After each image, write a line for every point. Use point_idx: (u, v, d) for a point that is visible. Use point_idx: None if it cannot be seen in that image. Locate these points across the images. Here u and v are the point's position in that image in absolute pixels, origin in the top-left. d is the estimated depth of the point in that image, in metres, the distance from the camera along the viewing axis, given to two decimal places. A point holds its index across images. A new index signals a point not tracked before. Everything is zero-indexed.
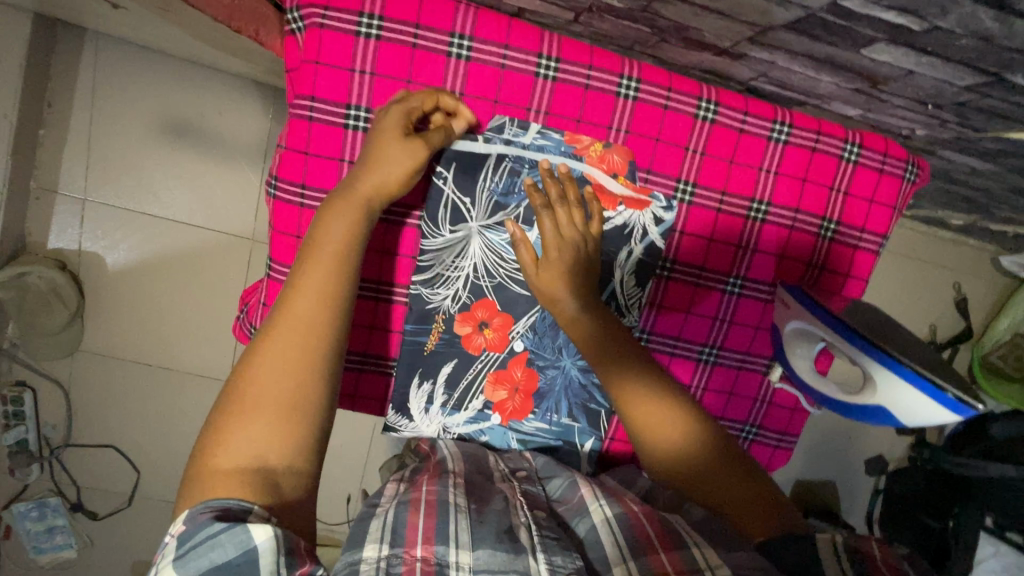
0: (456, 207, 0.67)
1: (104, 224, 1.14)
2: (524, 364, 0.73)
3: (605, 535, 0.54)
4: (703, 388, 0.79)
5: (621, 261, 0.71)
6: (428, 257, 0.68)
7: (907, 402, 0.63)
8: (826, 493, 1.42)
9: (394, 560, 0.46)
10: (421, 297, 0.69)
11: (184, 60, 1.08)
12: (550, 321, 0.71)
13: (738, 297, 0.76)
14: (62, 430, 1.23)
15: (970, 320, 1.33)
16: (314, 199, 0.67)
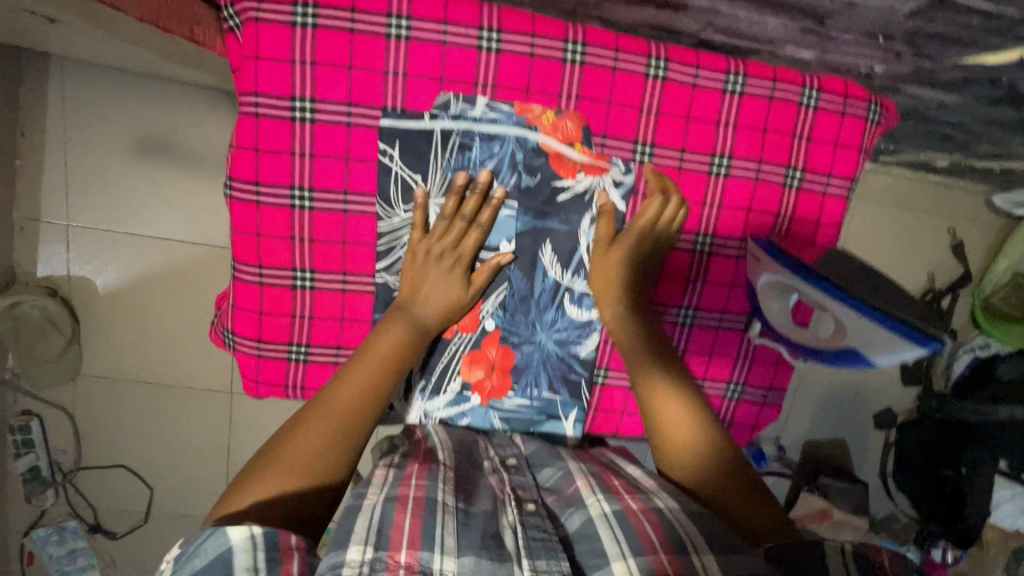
0: (409, 185, 0.68)
1: (89, 248, 1.15)
2: (498, 342, 0.74)
3: (601, 528, 0.54)
4: (682, 351, 0.79)
5: (584, 228, 0.73)
6: (384, 241, 0.70)
7: (879, 343, 0.67)
8: (837, 452, 1.41)
9: (377, 564, 0.46)
10: (387, 284, 0.71)
11: (143, 75, 1.07)
12: (518, 296, 0.74)
13: (708, 256, 0.76)
14: (72, 454, 1.25)
15: (967, 263, 1.30)
16: (271, 195, 0.68)
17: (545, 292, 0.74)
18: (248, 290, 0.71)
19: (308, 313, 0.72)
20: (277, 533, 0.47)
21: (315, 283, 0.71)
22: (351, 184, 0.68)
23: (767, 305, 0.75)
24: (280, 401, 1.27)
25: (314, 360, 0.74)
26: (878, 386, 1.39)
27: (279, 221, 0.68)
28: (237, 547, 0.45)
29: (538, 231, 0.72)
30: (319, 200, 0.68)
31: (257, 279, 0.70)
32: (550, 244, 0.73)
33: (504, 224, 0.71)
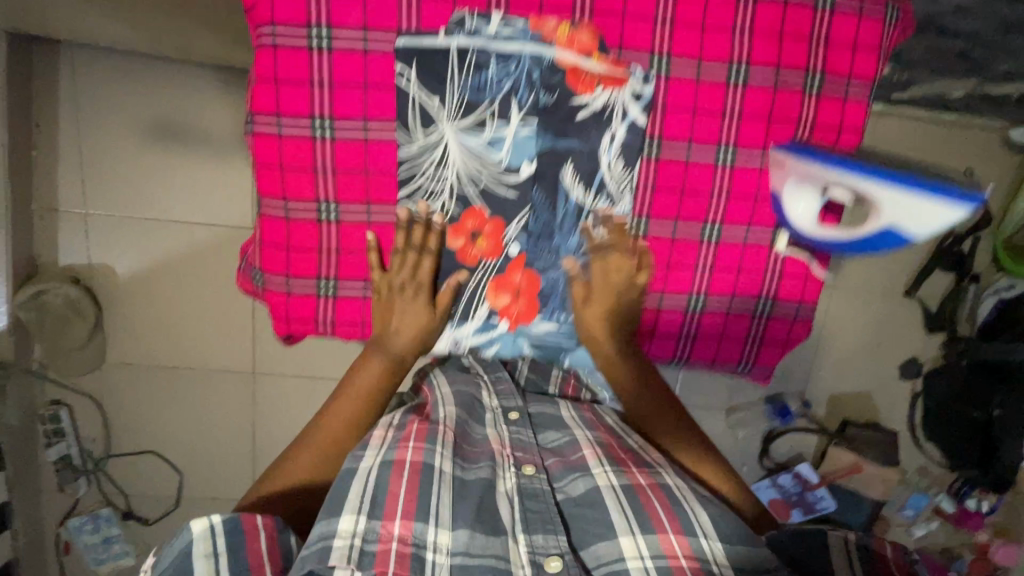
0: (430, 112, 0.76)
1: (106, 235, 1.16)
2: (522, 268, 0.84)
3: (611, 500, 0.67)
4: (709, 268, 0.85)
5: (604, 147, 0.80)
6: (405, 167, 0.77)
7: (917, 214, 0.74)
8: (860, 405, 1.40)
9: (370, 534, 0.60)
10: (412, 209, 0.79)
11: (145, 56, 1.08)
12: (542, 221, 0.82)
13: (732, 168, 0.82)
14: (102, 442, 1.27)
15: (988, 203, 1.27)
16: (294, 130, 0.75)
17: (567, 215, 0.82)
18: (275, 225, 0.78)
19: (338, 244, 0.80)
20: (238, 519, 0.61)
21: (340, 214, 0.79)
22: (372, 114, 0.75)
23: (795, 207, 0.81)
24: (302, 380, 1.28)
25: (346, 291, 0.83)
26: (903, 336, 1.37)
27: (302, 149, 0.76)
28: (198, 535, 0.59)
29: (556, 152, 0.80)
30: (340, 130, 0.75)
31: (282, 212, 0.78)
32: (571, 163, 0.80)
33: (524, 145, 0.79)
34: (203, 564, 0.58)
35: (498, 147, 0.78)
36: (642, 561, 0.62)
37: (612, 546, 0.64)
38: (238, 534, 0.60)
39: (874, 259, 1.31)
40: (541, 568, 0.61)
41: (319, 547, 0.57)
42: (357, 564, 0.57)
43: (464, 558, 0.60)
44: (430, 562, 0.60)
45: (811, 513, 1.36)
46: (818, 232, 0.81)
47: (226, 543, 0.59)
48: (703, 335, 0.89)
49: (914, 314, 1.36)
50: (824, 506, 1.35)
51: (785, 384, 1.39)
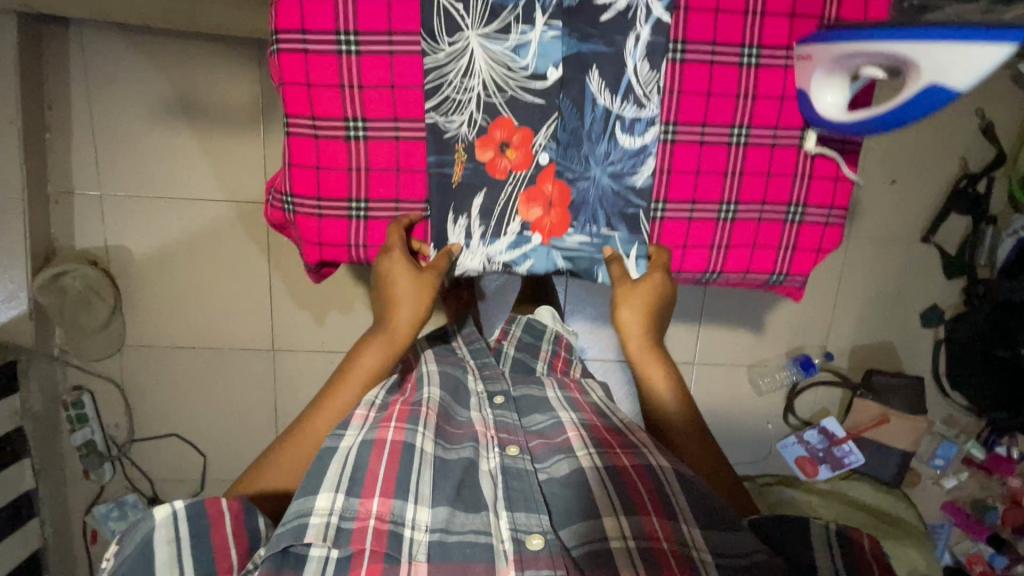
0: (449, 17, 0.61)
1: (122, 215, 1.16)
2: (554, 177, 0.66)
3: (594, 481, 0.64)
4: (739, 173, 0.66)
5: (629, 49, 0.63)
6: (431, 79, 0.62)
7: (957, 62, 0.48)
8: (882, 354, 1.40)
9: (347, 511, 0.58)
10: (436, 126, 0.63)
11: (155, 34, 1.09)
12: (570, 128, 0.65)
13: (756, 69, 0.64)
14: (125, 427, 1.27)
15: (1000, 143, 1.27)
16: (317, 43, 0.60)
17: (596, 121, 0.65)
18: (303, 145, 0.63)
19: (362, 163, 0.64)
20: (203, 504, 0.57)
21: (369, 134, 0.63)
22: (395, 23, 0.60)
23: (822, 99, 0.61)
24: (321, 355, 1.28)
25: (375, 218, 0.66)
26: (921, 282, 1.36)
27: (327, 68, 0.61)
28: (160, 523, 0.55)
29: (582, 57, 0.63)
30: (365, 43, 0.60)
31: (310, 132, 0.62)
32: (597, 70, 0.63)
33: (550, 48, 0.63)
34: (166, 551, 0.54)
35: (522, 53, 0.62)
36: (624, 542, 0.59)
37: (595, 527, 0.60)
38: (204, 520, 0.56)
39: (888, 205, 1.31)
40: (522, 545, 0.58)
41: (294, 526, 0.55)
42: (333, 540, 0.56)
43: (443, 534, 0.59)
44: (408, 538, 0.58)
45: (840, 468, 1.37)
46: (849, 120, 0.59)
47: (190, 530, 0.55)
48: (737, 252, 0.69)
49: (932, 259, 1.35)
50: (852, 461, 1.36)
51: (806, 338, 1.38)
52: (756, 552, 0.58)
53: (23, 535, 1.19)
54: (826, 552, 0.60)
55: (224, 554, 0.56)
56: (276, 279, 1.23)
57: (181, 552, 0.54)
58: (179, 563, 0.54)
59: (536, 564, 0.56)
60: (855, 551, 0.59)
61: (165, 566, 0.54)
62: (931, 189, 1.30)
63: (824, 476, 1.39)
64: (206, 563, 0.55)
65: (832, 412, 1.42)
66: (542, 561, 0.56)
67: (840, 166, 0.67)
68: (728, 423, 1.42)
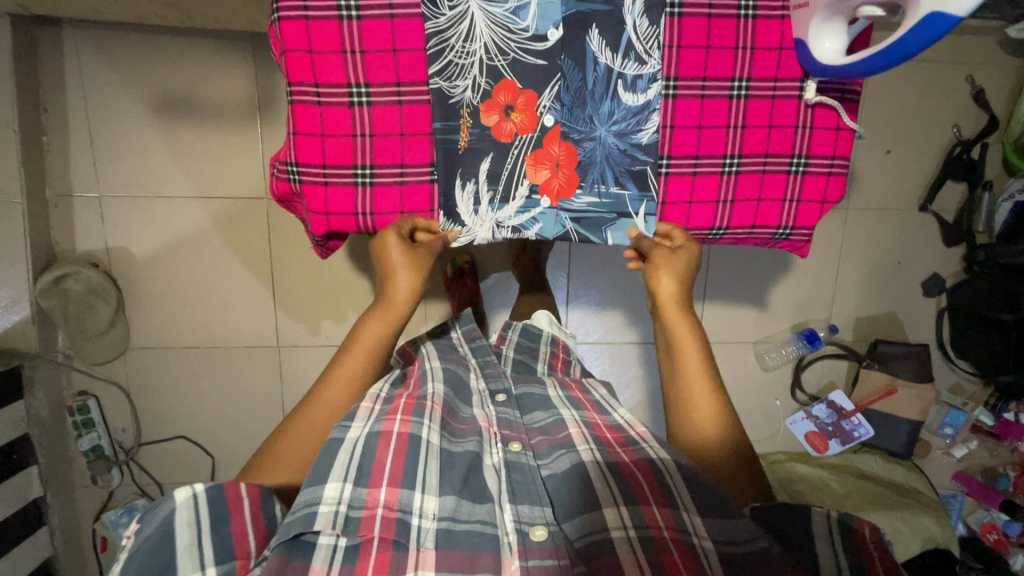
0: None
1: (122, 216, 1.16)
2: (560, 139, 0.67)
3: (594, 474, 0.63)
4: (741, 126, 0.67)
5: (627, 6, 0.63)
6: (432, 44, 0.62)
7: None
8: (886, 324, 1.41)
9: (355, 502, 0.56)
10: (441, 92, 0.64)
11: (150, 33, 1.09)
12: (573, 89, 0.65)
13: (754, 20, 0.64)
14: (132, 431, 1.27)
15: (991, 108, 1.28)
16: (319, 10, 0.60)
17: (598, 80, 0.65)
18: (307, 114, 0.63)
19: (368, 129, 0.64)
20: (224, 489, 0.55)
21: (373, 100, 0.63)
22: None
23: (819, 46, 0.61)
24: (326, 350, 1.28)
25: (381, 183, 0.66)
26: (921, 251, 1.37)
27: (328, 34, 0.61)
28: (181, 505, 0.52)
29: (581, 16, 0.63)
30: (367, 8, 0.60)
31: (315, 99, 0.63)
32: (597, 29, 0.64)
33: (549, 8, 0.63)
34: (185, 534, 0.51)
35: (522, 14, 0.63)
36: (625, 532, 0.57)
37: (596, 519, 0.59)
38: (225, 510, 0.54)
39: (884, 175, 1.32)
40: (526, 537, 0.57)
41: (304, 515, 0.53)
42: (342, 528, 0.54)
43: (451, 523, 0.57)
44: (416, 527, 0.56)
45: (850, 442, 1.37)
46: (846, 61, 0.59)
47: (211, 514, 0.53)
48: (743, 206, 0.69)
49: (930, 227, 1.36)
50: (862, 433, 1.36)
51: (810, 311, 1.38)
52: (757, 538, 0.54)
53: (34, 544, 1.18)
54: (826, 541, 0.54)
55: (242, 537, 0.54)
56: (278, 275, 1.22)
57: (200, 537, 0.52)
58: (198, 548, 0.51)
59: (539, 555, 0.55)
60: (858, 545, 0.53)
61: (185, 550, 0.51)
62: (925, 157, 1.31)
63: (835, 450, 1.38)
64: (227, 551, 0.53)
65: (838, 386, 1.42)
66: (545, 551, 0.55)
67: (841, 117, 0.67)
68: (736, 401, 1.42)
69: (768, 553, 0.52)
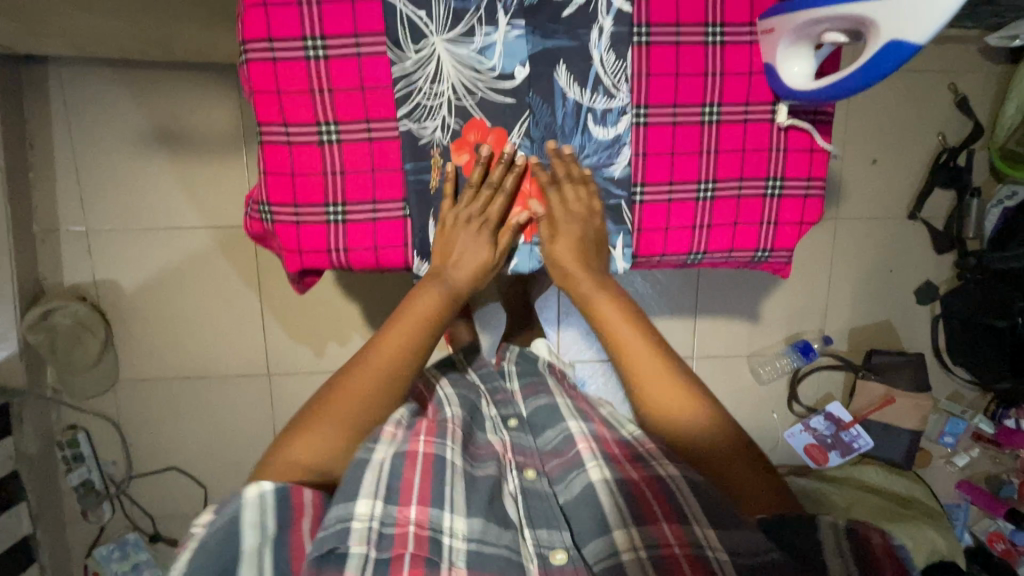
0: (416, 26, 0.61)
1: (109, 249, 1.16)
2: (530, 175, 0.68)
3: (604, 495, 0.62)
4: (715, 152, 0.67)
5: (593, 42, 0.63)
6: (400, 86, 0.62)
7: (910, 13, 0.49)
8: (880, 332, 1.40)
9: (387, 519, 0.56)
10: (411, 132, 0.64)
11: (134, 69, 1.10)
12: (543, 125, 0.65)
13: (721, 48, 0.64)
14: (122, 464, 1.26)
15: (975, 116, 1.29)
16: (286, 51, 0.60)
17: (568, 116, 0.65)
18: (277, 153, 0.63)
19: (339, 166, 0.64)
20: (290, 492, 0.57)
21: (343, 137, 0.63)
22: (361, 26, 0.60)
23: (788, 69, 0.62)
24: (317, 376, 1.27)
25: (353, 220, 0.65)
26: (912, 260, 1.37)
27: (296, 75, 0.61)
28: (250, 505, 0.55)
29: (548, 53, 0.64)
30: (333, 48, 0.61)
31: (283, 139, 0.63)
32: (564, 64, 0.64)
33: (515, 47, 0.63)
34: (252, 537, 0.54)
35: (489, 55, 0.63)
36: (635, 554, 0.57)
37: (606, 543, 0.59)
38: (289, 510, 0.56)
39: (872, 185, 1.32)
40: (547, 561, 0.59)
41: (338, 530, 0.54)
42: (375, 545, 0.55)
43: (480, 545, 0.57)
44: (446, 546, 0.57)
45: (849, 453, 1.34)
46: (818, 86, 0.59)
47: (276, 523, 0.55)
48: (719, 231, 0.69)
49: (920, 235, 1.36)
50: (862, 444, 1.33)
51: (803, 323, 1.37)
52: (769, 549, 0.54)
53: None
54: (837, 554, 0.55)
55: (301, 544, 0.55)
56: (267, 304, 1.22)
57: (265, 545, 0.53)
58: (258, 559, 0.53)
59: None
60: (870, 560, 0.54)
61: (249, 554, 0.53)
62: (911, 166, 1.32)
63: (834, 462, 1.36)
64: (284, 564, 0.53)
65: (836, 397, 1.41)
66: None
67: (814, 139, 0.68)
68: (733, 414, 1.41)
69: (779, 564, 0.52)
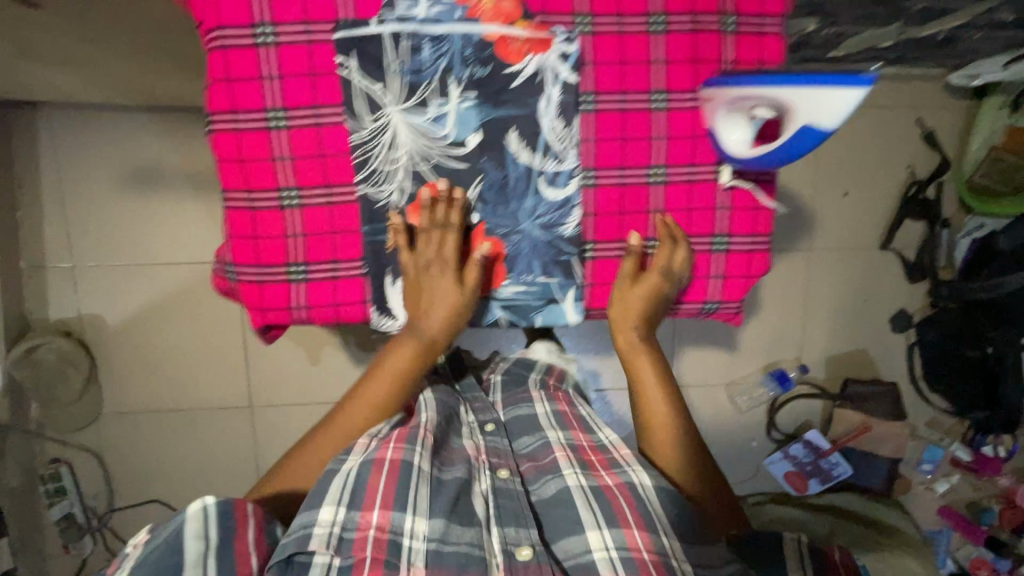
0: (371, 97, 0.64)
1: (95, 285, 1.19)
2: (484, 236, 0.69)
3: (579, 499, 0.64)
4: (662, 210, 0.69)
5: (543, 109, 0.66)
6: (357, 154, 0.65)
7: (821, 104, 0.55)
8: (857, 360, 1.42)
9: (348, 523, 0.57)
10: (367, 196, 0.66)
11: (121, 113, 1.13)
12: (496, 187, 0.68)
13: (666, 113, 0.67)
14: (105, 497, 1.26)
15: (943, 149, 1.33)
16: (249, 122, 0.63)
17: (519, 178, 0.68)
18: (240, 217, 0.65)
19: (300, 228, 0.66)
20: (232, 505, 0.56)
21: (304, 201, 0.65)
22: (320, 97, 0.63)
23: (726, 137, 0.64)
24: (300, 408, 1.28)
25: (315, 278, 0.67)
26: (886, 289, 1.39)
27: (259, 145, 0.64)
28: (192, 516, 0.54)
29: (499, 121, 0.66)
30: (294, 118, 0.63)
31: (246, 204, 0.65)
32: (516, 130, 0.67)
33: (467, 116, 0.66)
34: (196, 547, 0.53)
35: (442, 123, 0.66)
36: (607, 552, 0.58)
37: (581, 540, 0.60)
38: (231, 522, 0.55)
39: (844, 217, 1.35)
40: (512, 557, 0.59)
41: (299, 535, 0.55)
42: (335, 549, 0.55)
43: (441, 544, 0.58)
44: (407, 548, 0.57)
45: (829, 481, 1.36)
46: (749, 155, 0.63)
47: (220, 532, 0.54)
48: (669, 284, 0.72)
49: (894, 265, 1.38)
50: (841, 472, 1.35)
51: (780, 352, 1.39)
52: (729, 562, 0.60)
53: None
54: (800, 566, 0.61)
55: (246, 556, 0.55)
56: (250, 337, 1.24)
57: (207, 554, 0.52)
58: (202, 568, 0.52)
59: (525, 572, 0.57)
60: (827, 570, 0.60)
61: (192, 565, 0.52)
62: (882, 198, 1.35)
63: (815, 490, 1.37)
64: (230, 568, 0.53)
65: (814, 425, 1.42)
66: (531, 569, 0.58)
67: (758, 197, 0.70)
68: (714, 443, 1.42)
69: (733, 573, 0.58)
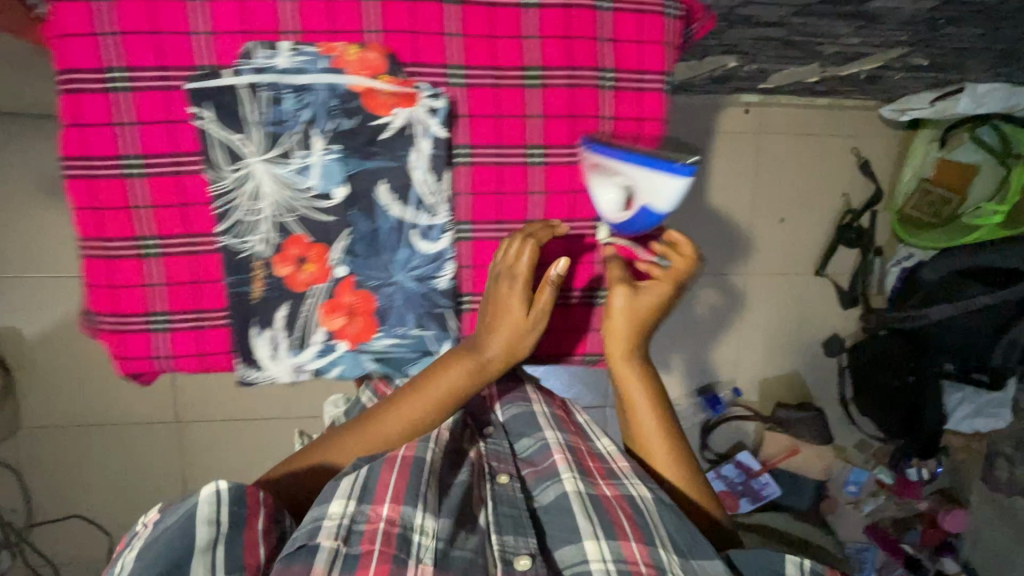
0: (230, 148, 0.61)
1: (9, 297, 1.15)
2: (353, 288, 0.65)
3: (578, 508, 0.57)
4: (541, 264, 0.69)
5: (413, 162, 0.64)
6: (216, 205, 0.62)
7: (656, 187, 0.63)
8: (790, 384, 1.44)
9: (358, 516, 0.49)
10: (229, 247, 0.63)
11: (35, 120, 1.09)
12: (366, 239, 0.65)
13: (544, 166, 0.68)
14: (23, 511, 1.23)
15: (878, 178, 1.36)
16: (101, 168, 0.60)
17: (391, 231, 0.65)
18: (94, 266, 0.62)
19: (162, 278, 0.63)
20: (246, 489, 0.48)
21: (165, 249, 0.62)
22: (178, 145, 0.61)
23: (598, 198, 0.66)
24: (228, 423, 1.27)
25: (178, 328, 0.64)
26: (821, 314, 1.41)
27: (115, 191, 0.61)
28: (203, 499, 0.46)
29: (368, 172, 0.64)
30: (153, 165, 0.61)
31: (101, 251, 0.62)
32: (385, 183, 0.64)
33: (332, 168, 0.63)
34: (205, 532, 0.44)
35: (306, 175, 0.63)
36: (603, 564, 0.52)
37: (577, 549, 0.54)
38: (244, 508, 0.47)
39: (781, 242, 1.36)
40: (510, 566, 0.50)
41: (309, 527, 0.48)
42: (344, 542, 0.47)
43: (449, 546, 0.51)
44: (416, 546, 0.49)
45: (758, 501, 1.37)
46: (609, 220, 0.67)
47: (231, 517, 0.46)
48: (550, 336, 0.72)
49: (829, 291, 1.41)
50: (769, 492, 1.36)
51: (716, 374, 1.41)
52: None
53: None
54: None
55: (253, 547, 0.46)
56: None
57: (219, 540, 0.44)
58: (210, 555, 0.43)
59: None
60: None
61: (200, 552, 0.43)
62: (820, 225, 1.36)
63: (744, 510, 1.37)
64: (237, 559, 0.44)
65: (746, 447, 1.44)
66: None
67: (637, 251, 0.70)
68: None
69: None
